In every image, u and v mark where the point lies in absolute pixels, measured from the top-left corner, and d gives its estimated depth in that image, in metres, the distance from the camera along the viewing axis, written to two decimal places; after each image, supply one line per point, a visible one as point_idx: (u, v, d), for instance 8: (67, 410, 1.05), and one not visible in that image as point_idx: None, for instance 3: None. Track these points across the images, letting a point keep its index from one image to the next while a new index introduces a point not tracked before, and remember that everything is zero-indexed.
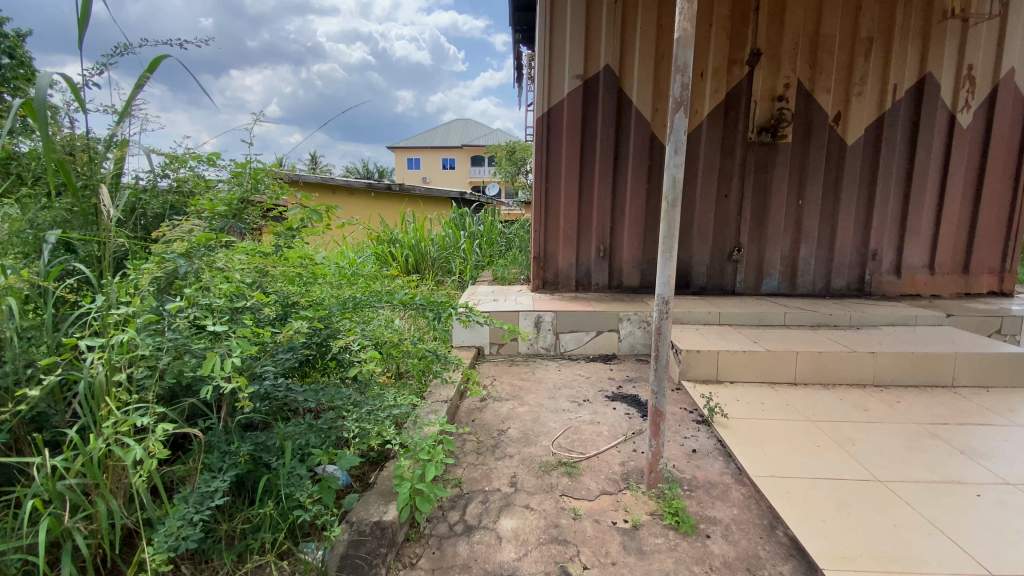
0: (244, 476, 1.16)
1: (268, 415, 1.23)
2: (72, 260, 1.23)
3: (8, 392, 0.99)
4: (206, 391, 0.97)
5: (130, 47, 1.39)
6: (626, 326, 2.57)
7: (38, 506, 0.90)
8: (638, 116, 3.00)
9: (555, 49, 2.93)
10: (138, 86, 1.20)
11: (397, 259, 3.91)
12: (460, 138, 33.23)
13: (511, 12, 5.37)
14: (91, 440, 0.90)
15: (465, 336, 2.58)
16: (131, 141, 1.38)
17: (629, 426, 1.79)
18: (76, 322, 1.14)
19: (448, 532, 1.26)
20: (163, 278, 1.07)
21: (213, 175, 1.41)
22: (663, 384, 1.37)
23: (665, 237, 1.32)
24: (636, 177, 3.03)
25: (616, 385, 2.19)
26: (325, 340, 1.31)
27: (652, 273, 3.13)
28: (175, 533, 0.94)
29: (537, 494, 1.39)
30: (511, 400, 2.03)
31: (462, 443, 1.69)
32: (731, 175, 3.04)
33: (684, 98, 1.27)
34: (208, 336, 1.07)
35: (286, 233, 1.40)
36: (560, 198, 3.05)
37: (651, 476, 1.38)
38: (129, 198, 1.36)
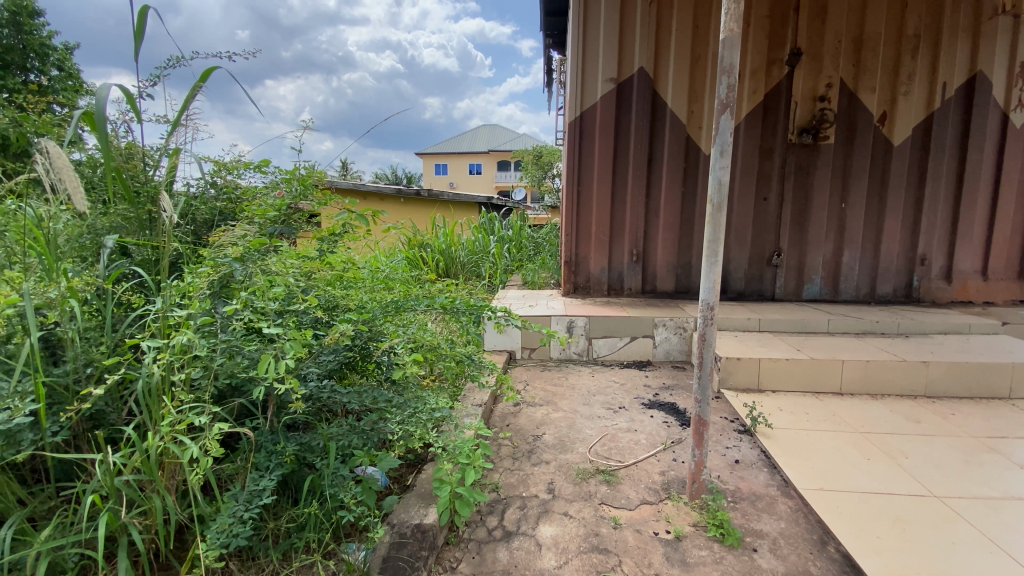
0: (288, 475, 1.18)
1: (311, 416, 1.26)
2: (129, 264, 1.28)
3: (70, 391, 1.03)
4: (259, 392, 1.00)
5: (182, 60, 1.45)
6: (661, 332, 2.52)
7: (97, 501, 0.93)
8: (673, 118, 2.95)
9: (588, 53, 2.92)
10: (190, 96, 1.25)
11: (428, 263, 3.94)
12: (487, 143, 33.50)
13: (542, 18, 5.40)
14: (150, 438, 0.93)
15: (497, 340, 2.58)
16: (184, 149, 1.44)
17: (668, 435, 1.75)
18: (132, 323, 1.19)
19: (486, 537, 1.25)
20: (218, 281, 1.10)
21: (260, 183, 1.46)
22: (707, 392, 1.34)
23: (709, 242, 1.29)
24: (671, 181, 2.98)
25: (652, 393, 2.15)
26: (368, 343, 1.33)
27: (687, 278, 3.07)
28: (227, 530, 0.97)
29: (576, 502, 1.38)
30: (545, 406, 2.02)
31: (498, 447, 1.69)
32: (770, 178, 2.96)
33: (730, 100, 1.25)
34: (259, 338, 1.10)
35: (329, 238, 1.43)
36: (592, 203, 3.02)
37: (694, 487, 1.35)
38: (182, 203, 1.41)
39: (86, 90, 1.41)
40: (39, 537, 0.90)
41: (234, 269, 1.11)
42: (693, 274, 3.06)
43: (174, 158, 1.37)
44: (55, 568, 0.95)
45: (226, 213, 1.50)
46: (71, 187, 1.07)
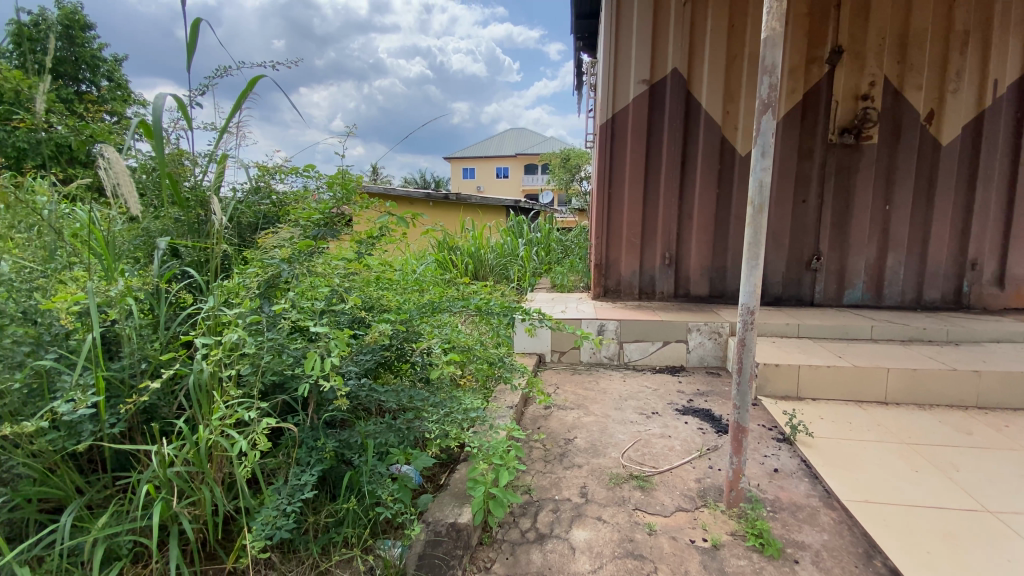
0: (327, 471, 1.21)
1: (349, 415, 1.28)
2: (180, 264, 1.34)
3: (126, 385, 1.09)
4: (304, 388, 1.03)
5: (229, 69, 1.50)
6: (695, 337, 2.48)
7: (151, 491, 0.97)
8: (708, 119, 2.91)
9: (620, 54, 2.90)
10: (237, 104, 1.30)
11: (457, 265, 3.98)
12: (515, 147, 33.61)
13: (573, 21, 5.40)
14: (201, 432, 0.97)
15: (527, 343, 2.58)
16: (230, 155, 1.48)
17: (703, 442, 1.72)
18: (183, 321, 1.24)
19: (520, 538, 1.26)
20: (265, 281, 1.15)
21: (302, 187, 1.50)
22: (747, 399, 1.31)
23: (749, 244, 1.27)
24: (705, 183, 2.94)
25: (686, 398, 2.11)
26: (405, 343, 1.35)
27: (721, 282, 3.01)
28: (271, 523, 1.00)
29: (609, 507, 1.36)
30: (576, 409, 2.01)
31: (530, 450, 1.69)
32: (809, 179, 2.88)
33: (772, 100, 1.23)
34: (304, 337, 1.13)
35: (367, 241, 1.46)
36: (624, 205, 3.00)
37: (732, 495, 1.32)
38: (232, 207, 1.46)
39: (135, 100, 1.47)
40: (97, 524, 0.95)
41: (280, 270, 1.15)
42: (728, 278, 3.00)
43: (221, 162, 1.43)
44: (110, 554, 1.00)
45: (270, 216, 1.55)
46: (125, 190, 1.12)
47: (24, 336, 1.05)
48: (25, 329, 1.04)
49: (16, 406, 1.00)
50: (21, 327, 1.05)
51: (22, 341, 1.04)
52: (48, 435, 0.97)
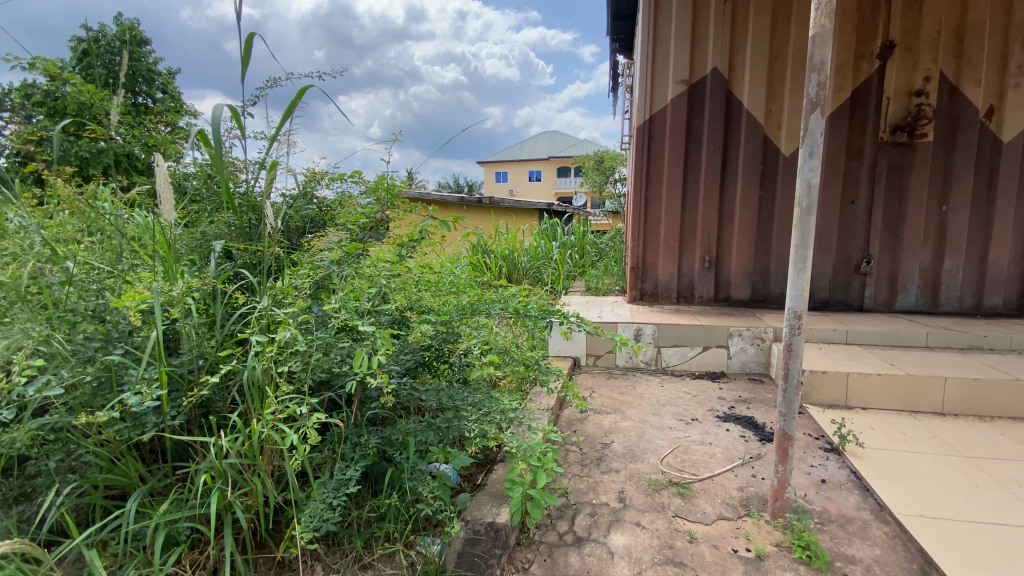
0: (370, 467, 1.25)
1: (391, 413, 1.31)
2: (234, 266, 1.40)
3: (186, 380, 1.14)
4: (352, 386, 1.07)
5: (278, 80, 1.56)
6: (736, 342, 2.42)
7: (208, 481, 1.02)
8: (750, 119, 2.84)
9: (658, 55, 2.87)
10: (286, 114, 1.36)
11: (491, 268, 4.00)
12: (548, 150, 33.60)
13: (608, 22, 5.38)
14: (255, 424, 1.01)
15: (562, 345, 2.57)
16: (279, 163, 1.52)
17: (746, 450, 1.67)
18: (236, 320, 1.30)
19: (558, 540, 1.26)
20: (315, 282, 1.21)
21: (348, 192, 1.57)
22: (794, 406, 1.27)
23: (796, 247, 1.24)
24: (747, 184, 2.87)
25: (727, 405, 2.06)
26: (445, 344, 1.39)
27: (764, 286, 2.93)
28: (318, 515, 1.04)
29: (648, 513, 1.35)
30: (613, 414, 1.99)
31: (566, 453, 1.69)
32: (858, 179, 2.76)
33: (821, 98, 1.19)
34: (351, 336, 1.18)
35: (408, 244, 1.51)
36: (661, 208, 2.96)
37: (776, 505, 1.28)
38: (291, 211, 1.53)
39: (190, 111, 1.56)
40: (159, 510, 1.00)
41: (331, 270, 1.22)
42: (771, 282, 2.91)
43: (271, 169, 1.48)
44: (170, 539, 1.05)
45: (317, 221, 1.59)
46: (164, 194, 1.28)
47: (94, 333, 1.14)
48: (95, 326, 1.13)
49: (86, 397, 1.07)
50: (92, 324, 1.13)
51: (92, 338, 1.13)
52: (115, 425, 1.03)
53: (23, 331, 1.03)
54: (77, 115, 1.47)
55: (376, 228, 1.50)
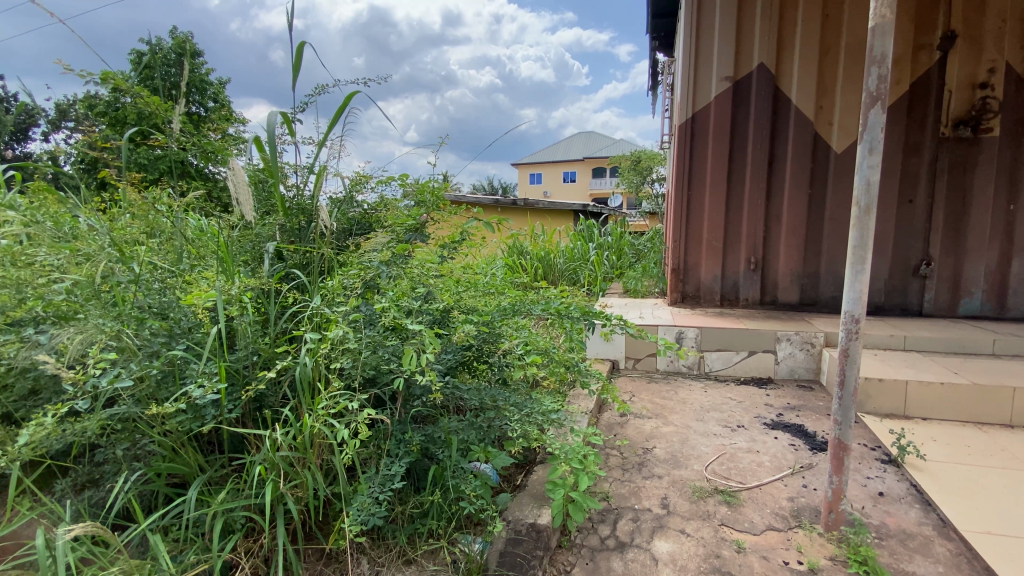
0: (413, 464, 1.27)
1: (434, 411, 1.33)
2: (287, 266, 1.45)
3: (242, 375, 1.20)
4: (401, 383, 1.09)
5: (326, 87, 1.60)
6: (784, 347, 2.34)
7: (262, 472, 1.06)
8: (799, 115, 2.74)
9: (701, 52, 2.81)
10: (335, 120, 1.41)
11: (528, 269, 4.00)
12: (584, 151, 33.38)
13: (648, 21, 5.32)
14: (308, 418, 1.05)
15: (600, 348, 2.55)
16: (328, 167, 1.57)
17: (795, 459, 1.61)
18: (288, 318, 1.35)
19: (600, 545, 1.25)
20: (364, 282, 1.25)
21: (392, 195, 1.60)
22: (850, 415, 1.21)
23: (854, 247, 1.18)
24: (795, 183, 2.76)
25: (775, 413, 1.99)
26: (487, 344, 1.40)
27: (814, 289, 2.81)
28: (365, 509, 1.06)
29: (693, 520, 1.31)
30: (654, 419, 1.95)
31: (607, 457, 1.67)
32: (916, 176, 2.62)
33: (881, 92, 1.14)
34: (398, 335, 1.21)
35: (450, 246, 1.54)
36: (704, 208, 2.88)
37: (830, 517, 1.23)
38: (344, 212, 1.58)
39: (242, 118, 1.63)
40: (217, 499, 1.05)
41: (380, 270, 1.26)
42: (821, 284, 2.79)
43: (320, 173, 1.52)
44: (227, 527, 1.10)
45: (362, 223, 1.62)
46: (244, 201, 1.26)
47: (159, 329, 1.20)
48: (159, 322, 1.20)
49: (151, 389, 1.13)
50: (157, 321, 1.20)
51: (157, 333, 1.19)
52: (177, 417, 1.09)
53: (96, 327, 1.10)
54: (143, 124, 1.55)
55: (419, 229, 1.53)
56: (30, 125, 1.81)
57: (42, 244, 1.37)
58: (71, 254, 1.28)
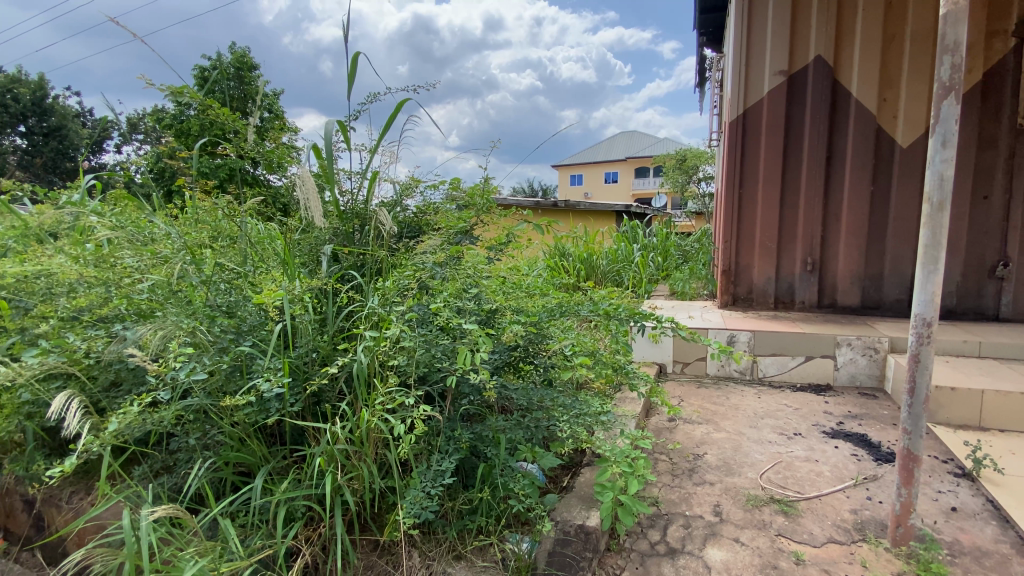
0: (462, 461, 1.29)
1: (483, 409, 1.35)
2: (344, 268, 1.50)
3: (304, 371, 1.25)
4: (454, 381, 1.13)
5: (379, 96, 1.66)
6: (845, 353, 2.23)
7: (322, 463, 1.11)
8: (859, 108, 2.60)
9: (753, 47, 2.72)
10: (388, 125, 1.46)
11: (570, 271, 3.98)
12: (626, 151, 32.89)
13: (695, 16, 5.20)
14: (365, 412, 1.10)
15: (647, 351, 2.50)
16: (381, 172, 1.62)
17: (858, 469, 1.54)
18: (345, 317, 1.40)
19: (650, 550, 1.23)
20: (419, 282, 1.30)
21: (440, 199, 1.64)
22: (921, 424, 1.14)
23: (926, 247, 1.12)
24: (856, 181, 2.63)
25: (835, 421, 1.90)
26: (537, 345, 1.41)
27: (876, 291, 2.66)
28: (418, 503, 1.09)
29: (748, 529, 1.27)
30: (705, 424, 1.90)
31: (656, 461, 1.64)
32: (992, 170, 2.43)
33: (955, 82, 1.07)
34: (449, 335, 1.24)
35: (496, 248, 1.56)
36: (756, 208, 2.78)
37: (898, 531, 1.17)
38: (396, 216, 1.63)
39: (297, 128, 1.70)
40: (280, 488, 1.11)
41: (434, 271, 1.30)
42: (885, 286, 2.65)
43: (373, 179, 1.58)
44: (289, 516, 1.15)
45: (412, 226, 1.66)
46: (313, 206, 1.35)
47: (228, 326, 1.27)
48: (228, 320, 1.27)
49: (222, 382, 1.20)
50: (225, 319, 1.28)
51: (226, 330, 1.26)
52: (245, 409, 1.15)
53: (175, 323, 1.19)
54: (210, 134, 1.66)
55: (468, 231, 1.56)
56: (110, 138, 1.96)
57: (125, 247, 1.49)
58: (150, 256, 1.41)
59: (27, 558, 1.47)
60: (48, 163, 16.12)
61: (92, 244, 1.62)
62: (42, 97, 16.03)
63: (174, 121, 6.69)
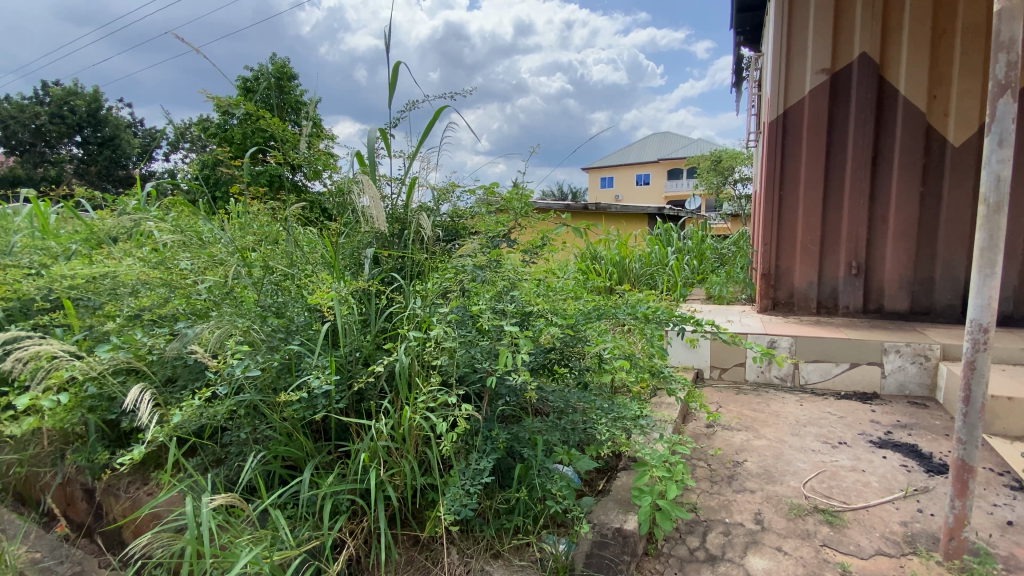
0: (500, 461, 1.31)
1: (519, 410, 1.37)
2: (385, 271, 1.55)
3: (350, 370, 1.30)
4: (493, 381, 1.15)
5: (417, 104, 1.71)
6: (893, 360, 2.15)
7: (367, 459, 1.15)
8: (908, 106, 2.51)
9: (794, 46, 2.66)
10: (429, 130, 1.52)
11: (602, 275, 3.96)
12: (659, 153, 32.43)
13: (732, 15, 5.11)
14: (408, 410, 1.14)
15: (684, 356, 2.46)
16: (420, 178, 1.67)
17: (908, 481, 1.48)
18: (387, 318, 1.45)
19: (688, 555, 1.22)
20: (460, 284, 1.33)
21: (477, 203, 1.68)
22: (976, 434, 1.09)
23: (981, 250, 1.08)
24: (904, 181, 2.53)
25: (883, 430, 1.83)
26: (574, 348, 1.41)
27: (927, 296, 2.55)
28: (459, 501, 1.11)
29: (791, 539, 1.25)
30: (744, 431, 1.86)
31: (694, 467, 1.62)
32: None
33: (1012, 79, 1.03)
34: (488, 337, 1.26)
35: (532, 250, 1.58)
36: (797, 210, 2.71)
37: (951, 545, 1.12)
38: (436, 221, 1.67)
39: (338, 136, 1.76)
40: (327, 481, 1.15)
41: (474, 274, 1.33)
42: (936, 291, 2.53)
43: (412, 184, 1.62)
44: (335, 509, 1.19)
45: (449, 230, 1.69)
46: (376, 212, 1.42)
47: (278, 326, 1.33)
48: (278, 320, 1.33)
49: (273, 379, 1.26)
50: (276, 319, 1.34)
51: (277, 330, 1.32)
52: (293, 405, 1.21)
53: (231, 323, 1.26)
54: (259, 143, 1.74)
55: (505, 235, 1.59)
56: (165, 147, 2.07)
57: (183, 251, 1.58)
58: (206, 260, 1.47)
59: (85, 544, 1.56)
60: (103, 171, 17.08)
61: (151, 248, 1.71)
62: (97, 109, 16.99)
63: (218, 130, 7.02)
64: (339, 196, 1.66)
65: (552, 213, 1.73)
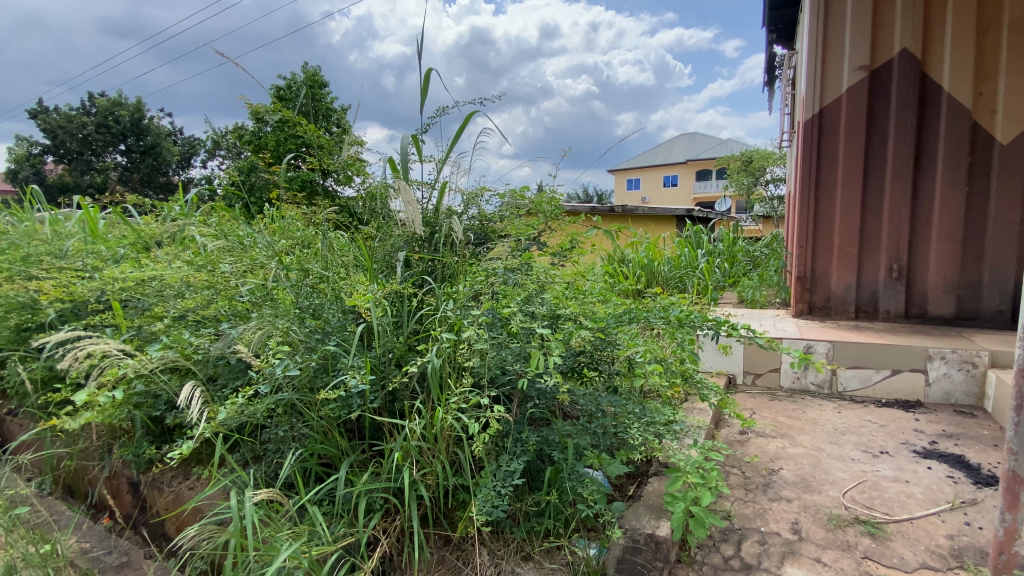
0: (530, 464, 1.31)
1: (549, 413, 1.37)
2: (417, 273, 1.58)
3: (384, 371, 1.33)
4: (524, 383, 1.16)
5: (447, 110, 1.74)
6: (937, 366, 2.06)
7: (400, 459, 1.17)
8: (952, 103, 2.41)
9: (830, 44, 2.59)
10: (459, 134, 1.54)
11: (630, 277, 3.92)
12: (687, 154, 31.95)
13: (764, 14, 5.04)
14: (440, 411, 1.16)
15: (715, 360, 2.42)
16: (450, 182, 1.69)
17: (955, 493, 1.42)
18: (418, 320, 1.47)
19: (723, 564, 1.20)
20: (490, 287, 1.35)
21: (506, 207, 1.70)
22: None
23: None
24: (948, 180, 2.43)
25: (927, 440, 1.76)
26: (604, 351, 1.41)
27: (974, 300, 2.44)
28: (489, 501, 1.12)
29: (830, 550, 1.21)
30: (779, 439, 1.82)
31: (727, 474, 1.59)
32: None
33: None
34: (518, 340, 1.27)
35: (561, 253, 1.58)
36: (834, 212, 2.64)
37: (1000, 559, 1.07)
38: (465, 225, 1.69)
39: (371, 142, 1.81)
40: (361, 478, 1.18)
41: (505, 277, 1.36)
42: (984, 295, 2.42)
43: (443, 188, 1.65)
44: (368, 506, 1.22)
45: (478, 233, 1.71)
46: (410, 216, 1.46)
47: (315, 327, 1.37)
48: (315, 322, 1.37)
49: (310, 378, 1.29)
50: (313, 320, 1.38)
51: (314, 331, 1.36)
52: (330, 404, 1.24)
53: (272, 324, 1.31)
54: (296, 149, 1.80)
55: (536, 238, 1.60)
56: (206, 155, 2.16)
57: (225, 255, 1.65)
58: (247, 263, 1.51)
59: (131, 535, 1.63)
60: (145, 178, 17.81)
61: (195, 253, 1.79)
62: (140, 118, 17.72)
63: (253, 137, 7.27)
64: (372, 200, 1.71)
65: (582, 216, 1.74)
